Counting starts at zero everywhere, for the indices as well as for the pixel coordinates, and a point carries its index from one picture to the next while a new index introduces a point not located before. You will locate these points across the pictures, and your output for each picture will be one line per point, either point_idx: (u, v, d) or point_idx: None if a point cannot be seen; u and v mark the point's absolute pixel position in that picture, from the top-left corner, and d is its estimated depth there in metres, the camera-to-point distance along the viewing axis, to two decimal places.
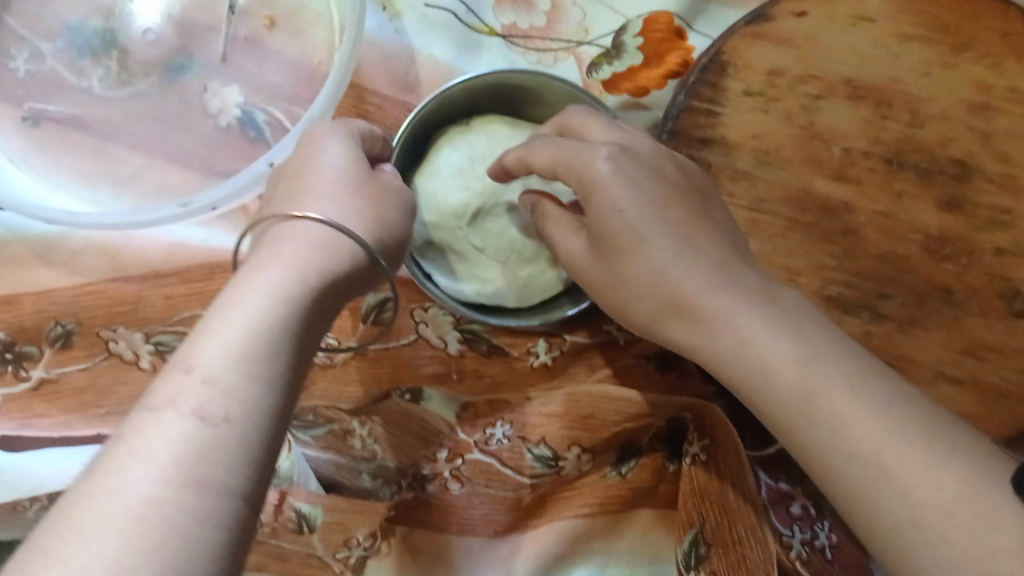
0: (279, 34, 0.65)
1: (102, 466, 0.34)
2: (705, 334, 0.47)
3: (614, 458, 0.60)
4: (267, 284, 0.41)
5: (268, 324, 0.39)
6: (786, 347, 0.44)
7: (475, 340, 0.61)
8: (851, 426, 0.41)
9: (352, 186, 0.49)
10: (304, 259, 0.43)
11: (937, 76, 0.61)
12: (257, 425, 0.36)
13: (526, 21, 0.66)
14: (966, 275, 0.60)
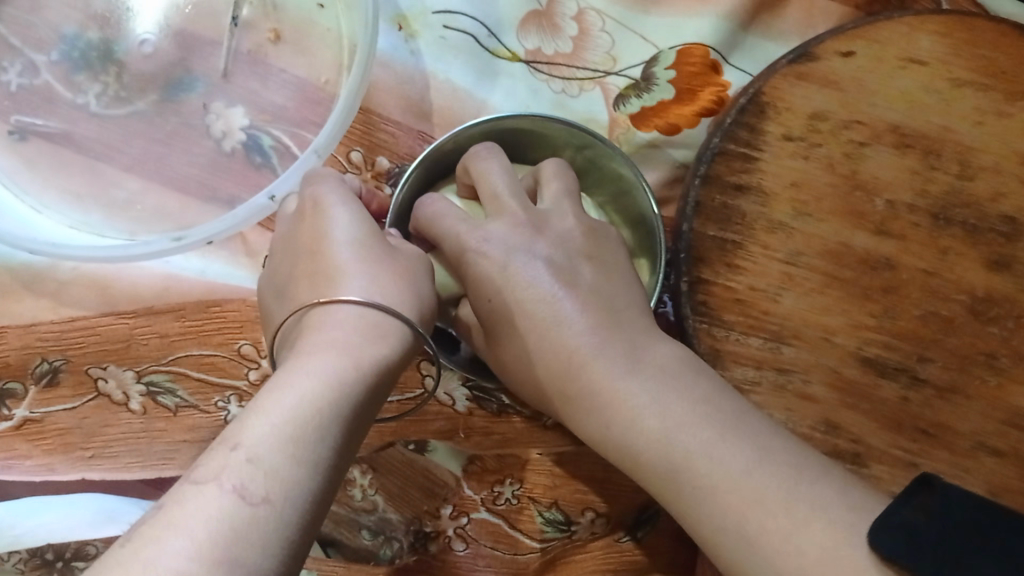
0: (284, 49, 0.61)
1: (139, 534, 0.33)
2: (600, 415, 0.48)
3: (629, 523, 0.57)
4: (315, 362, 0.40)
5: (316, 407, 0.38)
6: (654, 421, 0.46)
7: (485, 398, 0.57)
8: (742, 500, 0.41)
9: (374, 260, 0.47)
10: (346, 342, 0.42)
11: (991, 124, 0.56)
12: (296, 509, 0.35)
13: (551, 47, 0.62)
14: (1013, 339, 0.56)
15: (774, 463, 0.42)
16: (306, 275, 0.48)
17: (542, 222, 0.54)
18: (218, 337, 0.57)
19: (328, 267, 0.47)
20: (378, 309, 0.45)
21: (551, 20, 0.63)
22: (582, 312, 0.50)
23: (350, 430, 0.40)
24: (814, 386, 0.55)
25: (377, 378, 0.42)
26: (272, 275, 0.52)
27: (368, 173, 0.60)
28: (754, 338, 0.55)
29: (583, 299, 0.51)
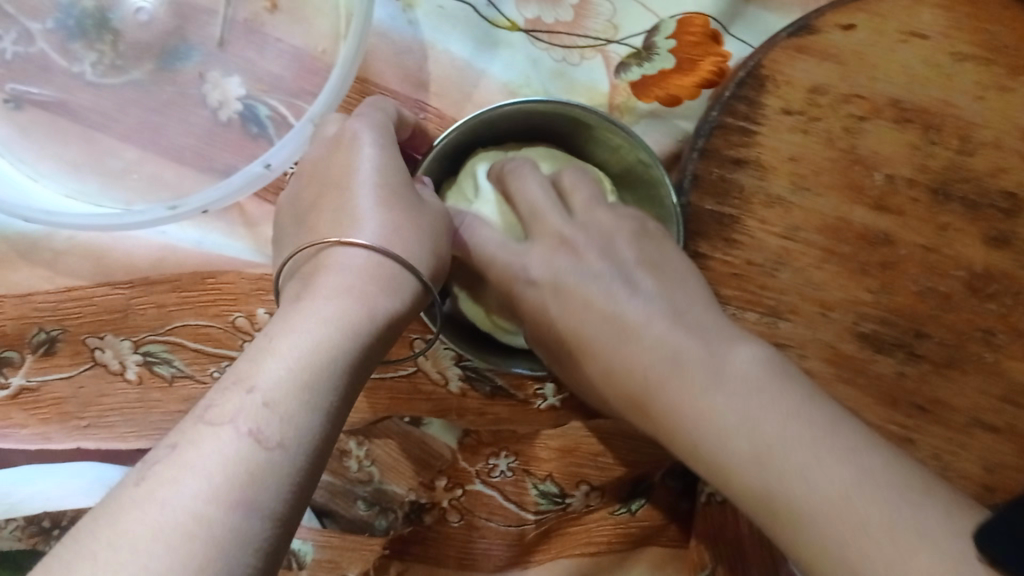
0: (281, 18, 0.60)
1: (156, 473, 0.35)
2: (680, 433, 0.45)
3: (624, 494, 0.57)
4: (326, 303, 0.42)
5: (323, 353, 0.40)
6: (739, 438, 0.42)
7: (478, 380, 0.57)
8: (827, 509, 0.38)
9: (394, 201, 0.48)
10: (358, 287, 0.43)
11: (992, 99, 0.56)
12: (303, 451, 0.37)
13: (552, 15, 0.62)
14: (1010, 315, 0.56)
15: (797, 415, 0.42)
16: (327, 206, 0.48)
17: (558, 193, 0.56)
18: (214, 309, 0.57)
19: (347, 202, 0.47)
20: (392, 255, 0.46)
21: None
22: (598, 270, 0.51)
23: (355, 379, 0.41)
24: (809, 361, 0.55)
25: (386, 331, 0.44)
26: (296, 198, 0.51)
27: None
28: (751, 312, 0.55)
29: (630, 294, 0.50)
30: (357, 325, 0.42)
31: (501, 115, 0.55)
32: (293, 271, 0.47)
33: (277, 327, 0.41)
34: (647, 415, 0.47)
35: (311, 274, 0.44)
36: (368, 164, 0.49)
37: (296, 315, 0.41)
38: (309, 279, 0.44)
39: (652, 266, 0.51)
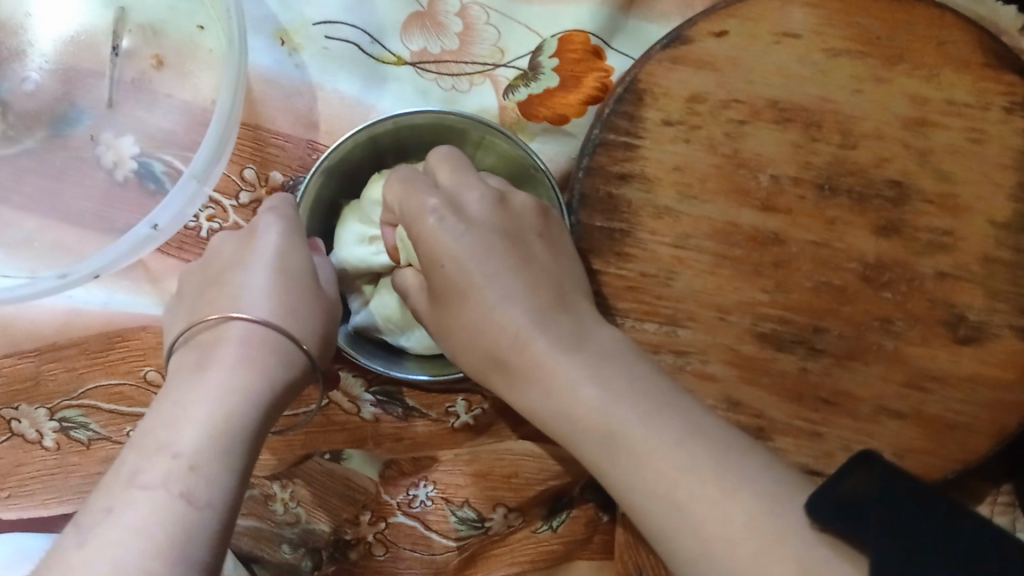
0: (168, 74, 0.61)
1: (95, 541, 0.37)
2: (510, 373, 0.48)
3: (543, 513, 0.58)
4: (230, 373, 0.45)
5: (234, 421, 0.43)
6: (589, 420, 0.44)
7: (389, 403, 0.58)
8: (656, 461, 0.41)
9: (291, 281, 0.50)
10: (260, 359, 0.46)
11: (870, 91, 0.57)
12: (225, 511, 0.40)
13: (437, 45, 0.62)
14: (907, 303, 0.57)
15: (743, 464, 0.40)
16: (227, 286, 0.50)
17: (499, 198, 0.51)
18: (124, 366, 0.57)
19: (246, 283, 0.50)
20: (286, 333, 0.48)
21: (435, 18, 0.62)
22: (523, 291, 0.49)
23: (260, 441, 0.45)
24: (711, 366, 0.56)
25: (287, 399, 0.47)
26: (198, 273, 0.53)
27: (263, 190, 0.60)
28: (649, 323, 0.56)
29: (517, 265, 0.49)
30: (260, 390, 0.45)
31: (383, 131, 0.56)
32: (187, 340, 0.49)
33: (189, 396, 0.43)
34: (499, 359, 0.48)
35: (208, 351, 0.47)
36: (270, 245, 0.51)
37: (202, 384, 0.44)
38: (204, 355, 0.47)
39: (548, 244, 0.52)
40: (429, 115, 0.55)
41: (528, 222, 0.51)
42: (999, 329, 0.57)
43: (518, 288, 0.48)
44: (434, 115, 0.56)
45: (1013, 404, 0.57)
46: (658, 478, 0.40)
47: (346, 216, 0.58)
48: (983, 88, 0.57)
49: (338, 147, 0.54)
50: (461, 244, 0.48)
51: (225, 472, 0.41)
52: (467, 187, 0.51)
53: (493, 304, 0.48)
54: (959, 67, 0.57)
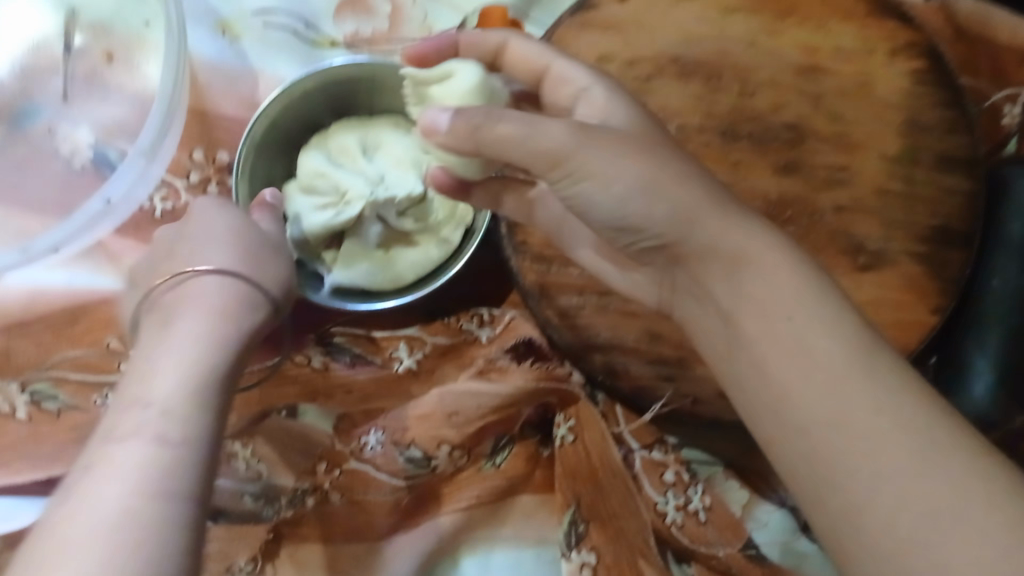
0: (118, 68, 0.65)
1: (81, 489, 0.39)
2: (705, 242, 0.45)
3: (488, 451, 0.62)
4: (186, 337, 0.46)
5: (204, 365, 0.45)
6: (835, 322, 0.42)
7: (337, 351, 0.64)
8: (882, 402, 0.40)
9: (229, 237, 0.54)
10: (215, 310, 0.49)
11: (763, 44, 0.62)
12: (203, 441, 0.42)
13: (368, 27, 0.67)
14: (810, 236, 0.61)
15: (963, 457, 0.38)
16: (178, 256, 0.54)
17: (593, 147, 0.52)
18: (89, 337, 0.62)
19: (188, 249, 0.53)
20: (240, 278, 0.52)
21: (363, 3, 0.67)
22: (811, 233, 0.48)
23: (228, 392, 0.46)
24: (633, 303, 0.61)
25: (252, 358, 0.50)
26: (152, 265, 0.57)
27: (210, 169, 0.65)
28: (574, 267, 0.61)
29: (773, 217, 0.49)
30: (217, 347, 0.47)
31: (280, 112, 0.61)
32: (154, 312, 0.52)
33: (160, 352, 0.46)
34: (723, 227, 0.45)
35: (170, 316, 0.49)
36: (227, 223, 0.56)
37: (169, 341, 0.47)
38: (168, 317, 0.49)
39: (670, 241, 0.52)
40: (314, 76, 0.60)
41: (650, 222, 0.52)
42: (896, 256, 0.62)
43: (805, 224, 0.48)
44: (320, 76, 0.60)
45: (913, 323, 0.61)
46: (880, 409, 0.39)
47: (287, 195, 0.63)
48: (867, 35, 0.63)
49: (247, 137, 0.60)
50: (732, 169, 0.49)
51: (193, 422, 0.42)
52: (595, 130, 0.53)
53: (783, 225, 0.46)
54: (844, 17, 0.63)
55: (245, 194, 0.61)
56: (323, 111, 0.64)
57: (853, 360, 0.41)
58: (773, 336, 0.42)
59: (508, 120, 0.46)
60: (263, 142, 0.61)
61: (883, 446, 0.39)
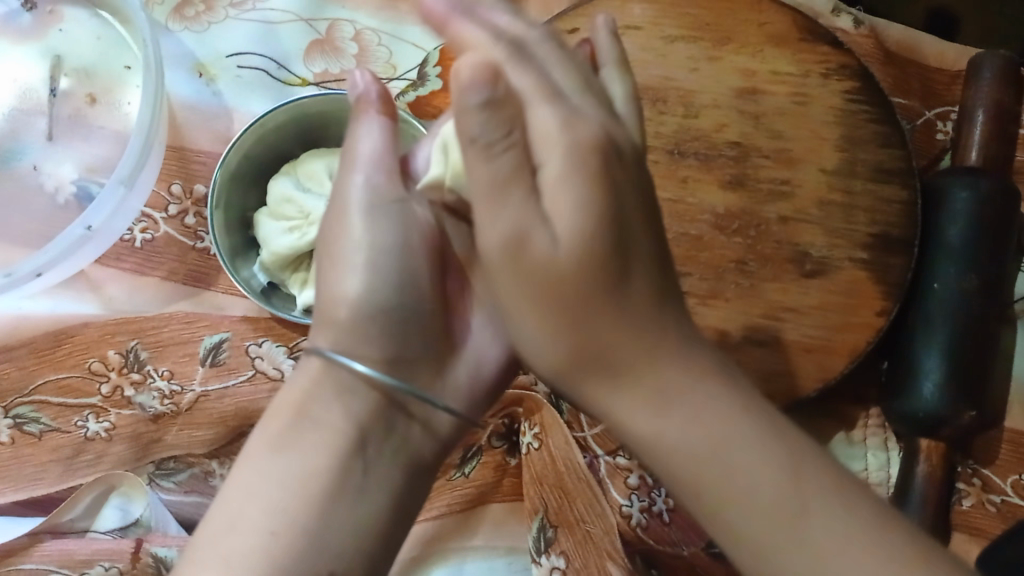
0: (100, 108, 0.70)
1: (201, 540, 0.44)
2: (617, 324, 0.41)
3: (457, 461, 0.65)
4: (342, 415, 0.47)
5: (322, 474, 0.45)
6: (727, 408, 0.41)
7: None
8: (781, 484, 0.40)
9: (382, 199, 0.50)
10: (354, 429, 0.47)
11: (704, 68, 0.67)
12: (342, 552, 0.44)
13: (336, 66, 0.71)
14: (756, 245, 0.65)
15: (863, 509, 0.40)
16: (345, 236, 0.50)
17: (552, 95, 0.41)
18: (71, 360, 0.65)
19: (341, 245, 0.50)
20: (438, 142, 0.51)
21: (332, 44, 0.72)
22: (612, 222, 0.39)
23: (418, 477, 0.49)
24: None
25: (444, 447, 0.50)
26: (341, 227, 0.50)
27: (188, 202, 0.68)
28: None
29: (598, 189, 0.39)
30: (383, 410, 0.48)
31: (251, 147, 0.65)
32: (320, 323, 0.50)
33: (287, 444, 0.46)
34: (594, 308, 0.40)
35: (321, 326, 0.50)
36: (373, 144, 0.49)
37: (298, 437, 0.46)
38: (324, 314, 0.49)
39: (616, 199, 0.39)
40: (285, 109, 0.65)
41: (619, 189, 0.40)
42: (840, 262, 0.65)
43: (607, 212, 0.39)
44: (290, 109, 0.65)
45: (862, 325, 0.64)
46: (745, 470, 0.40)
47: (261, 220, 0.66)
48: (802, 58, 0.67)
49: (223, 166, 0.64)
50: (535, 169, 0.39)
51: (388, 463, 0.48)
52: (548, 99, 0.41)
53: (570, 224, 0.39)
54: (779, 43, 0.67)
55: (221, 222, 0.65)
56: (293, 149, 0.69)
57: (783, 483, 0.40)
58: (665, 426, 0.41)
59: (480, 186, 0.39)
60: (237, 174, 0.65)
61: (822, 513, 0.40)
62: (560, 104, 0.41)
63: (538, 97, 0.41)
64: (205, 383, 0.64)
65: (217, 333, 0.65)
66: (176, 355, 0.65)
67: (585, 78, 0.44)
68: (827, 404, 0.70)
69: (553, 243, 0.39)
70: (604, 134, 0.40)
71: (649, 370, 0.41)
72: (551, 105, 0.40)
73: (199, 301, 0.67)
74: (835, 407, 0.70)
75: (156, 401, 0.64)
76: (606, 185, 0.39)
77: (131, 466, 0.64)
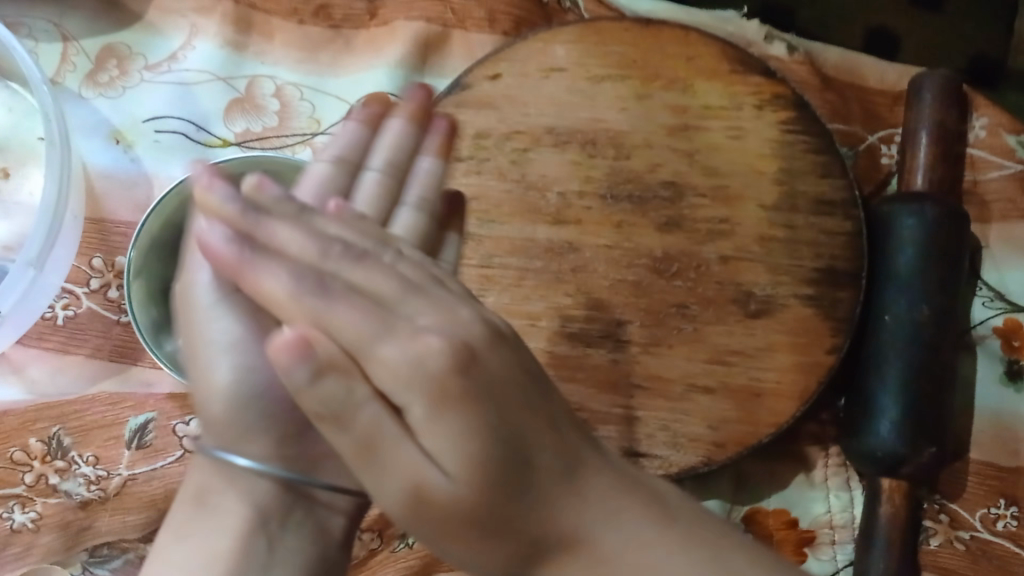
0: (16, 183, 0.67)
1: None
2: (532, 522, 0.40)
3: (400, 531, 0.62)
4: (237, 502, 0.48)
5: (228, 548, 0.47)
6: (636, 526, 0.41)
7: None
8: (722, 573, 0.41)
9: (244, 307, 0.47)
10: (269, 515, 0.49)
11: (633, 107, 0.65)
12: None
13: (258, 124, 0.69)
14: (698, 288, 0.62)
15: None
16: (189, 343, 0.49)
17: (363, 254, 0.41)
18: None
19: (197, 343, 0.48)
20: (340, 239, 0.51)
21: (253, 102, 0.69)
22: (454, 434, 0.37)
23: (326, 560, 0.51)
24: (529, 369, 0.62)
25: (350, 523, 0.52)
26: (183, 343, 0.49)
27: (111, 275, 0.66)
28: None
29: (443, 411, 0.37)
30: (285, 497, 0.49)
31: (172, 211, 0.63)
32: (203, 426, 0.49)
33: (186, 518, 0.49)
34: (504, 526, 0.39)
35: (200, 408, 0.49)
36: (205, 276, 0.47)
37: (195, 515, 0.49)
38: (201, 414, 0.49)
39: (466, 368, 0.37)
40: None
41: (488, 393, 0.38)
42: (786, 299, 0.62)
43: (422, 413, 0.37)
44: None
45: (811, 365, 0.61)
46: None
47: None
48: (734, 90, 0.65)
49: (140, 235, 0.61)
50: (373, 356, 0.37)
51: (297, 538, 0.49)
52: (373, 272, 0.40)
53: (440, 475, 0.37)
54: (710, 75, 0.65)
55: (140, 293, 0.63)
56: None
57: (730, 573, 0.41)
58: (643, 574, 0.41)
59: (323, 389, 0.37)
60: (158, 241, 0.63)
61: None
62: (429, 314, 0.39)
63: (365, 266, 0.40)
64: (131, 467, 0.62)
65: (141, 411, 0.63)
66: (101, 438, 0.63)
67: (412, 286, 0.40)
68: (782, 445, 0.67)
69: (439, 473, 0.37)
70: (455, 344, 0.37)
71: (564, 540, 0.40)
72: (421, 316, 0.38)
73: (125, 379, 0.64)
74: (794, 449, 0.67)
75: (82, 488, 0.62)
76: (467, 390, 0.37)
77: (61, 556, 0.61)
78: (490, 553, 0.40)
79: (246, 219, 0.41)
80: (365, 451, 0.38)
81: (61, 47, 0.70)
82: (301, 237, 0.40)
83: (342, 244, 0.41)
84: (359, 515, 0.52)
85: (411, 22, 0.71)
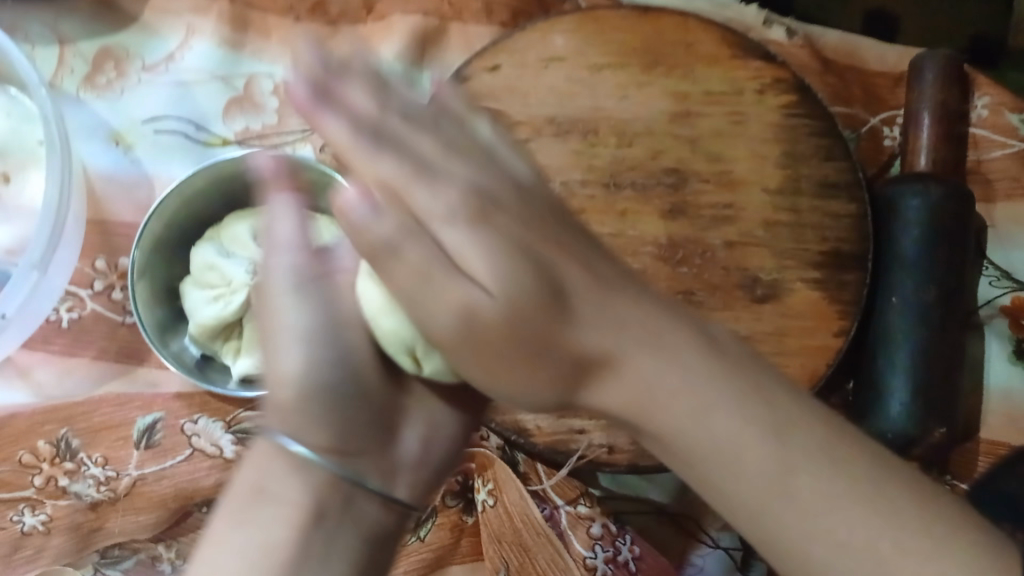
0: (16, 187, 0.67)
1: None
2: (579, 340, 0.38)
3: (410, 524, 0.62)
4: (298, 491, 0.43)
5: (288, 545, 0.41)
6: (764, 440, 0.38)
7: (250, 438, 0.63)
8: (806, 495, 0.38)
9: (314, 267, 0.46)
10: (327, 507, 0.43)
11: (634, 95, 0.65)
12: None
13: (258, 122, 0.69)
14: (703, 274, 0.62)
15: (903, 505, 0.38)
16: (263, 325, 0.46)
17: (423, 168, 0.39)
18: None
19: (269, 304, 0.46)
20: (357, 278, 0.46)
21: (252, 100, 0.70)
22: (463, 220, 0.37)
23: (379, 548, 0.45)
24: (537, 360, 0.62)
25: (383, 533, 0.45)
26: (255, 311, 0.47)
27: (114, 276, 0.66)
28: None
29: (494, 246, 0.37)
30: (337, 496, 0.44)
31: (174, 212, 0.63)
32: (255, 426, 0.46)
33: (236, 510, 0.42)
34: (548, 346, 0.38)
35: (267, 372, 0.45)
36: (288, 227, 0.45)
37: (253, 500, 0.43)
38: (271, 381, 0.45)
39: (574, 253, 0.39)
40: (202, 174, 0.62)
41: (551, 273, 0.38)
42: (792, 283, 0.62)
43: (489, 260, 0.37)
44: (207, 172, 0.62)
45: (819, 348, 0.61)
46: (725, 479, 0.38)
47: (186, 288, 0.64)
48: (735, 76, 0.65)
49: (142, 236, 0.61)
50: (435, 229, 0.37)
51: (349, 528, 0.43)
52: (455, 176, 0.39)
53: (481, 288, 0.37)
54: (710, 61, 0.65)
55: (144, 294, 0.62)
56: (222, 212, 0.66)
57: (849, 496, 0.37)
58: (685, 430, 0.38)
59: (404, 259, 0.36)
60: (160, 241, 0.63)
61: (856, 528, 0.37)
62: (463, 167, 0.40)
63: (426, 124, 0.41)
64: (141, 467, 0.62)
65: (150, 411, 0.63)
66: (109, 439, 0.63)
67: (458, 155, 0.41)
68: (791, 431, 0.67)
69: (482, 294, 0.37)
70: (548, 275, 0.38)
71: (602, 357, 0.38)
72: (461, 167, 0.40)
73: (132, 380, 0.64)
74: None
75: (92, 489, 0.62)
76: (522, 259, 0.37)
77: (73, 558, 0.61)
78: (530, 382, 0.39)
79: (314, 100, 0.40)
80: (416, 287, 0.37)
81: (57, 50, 0.70)
82: (345, 122, 0.40)
83: (402, 105, 0.42)
84: (408, 510, 0.46)
85: (408, 16, 0.71)
